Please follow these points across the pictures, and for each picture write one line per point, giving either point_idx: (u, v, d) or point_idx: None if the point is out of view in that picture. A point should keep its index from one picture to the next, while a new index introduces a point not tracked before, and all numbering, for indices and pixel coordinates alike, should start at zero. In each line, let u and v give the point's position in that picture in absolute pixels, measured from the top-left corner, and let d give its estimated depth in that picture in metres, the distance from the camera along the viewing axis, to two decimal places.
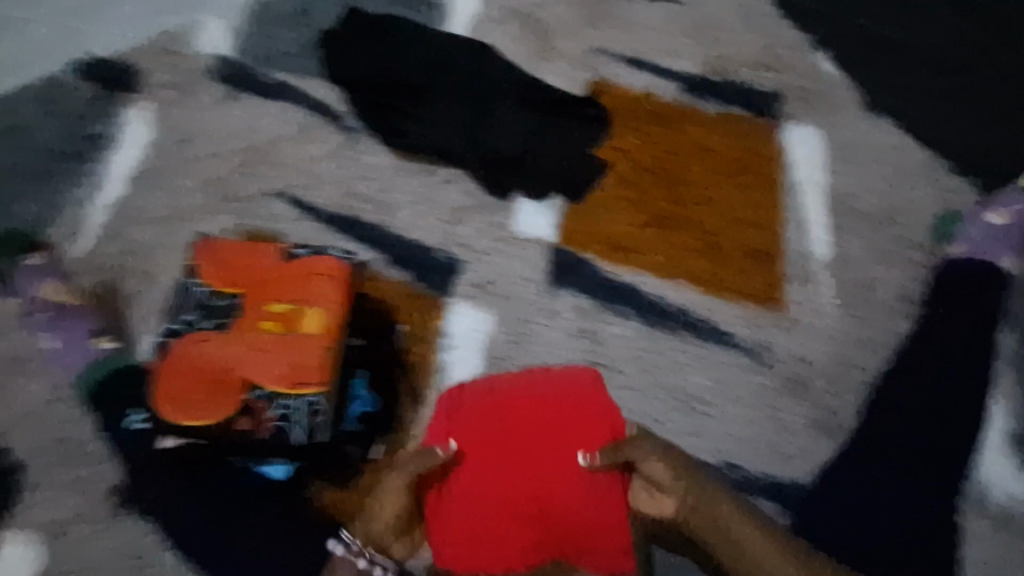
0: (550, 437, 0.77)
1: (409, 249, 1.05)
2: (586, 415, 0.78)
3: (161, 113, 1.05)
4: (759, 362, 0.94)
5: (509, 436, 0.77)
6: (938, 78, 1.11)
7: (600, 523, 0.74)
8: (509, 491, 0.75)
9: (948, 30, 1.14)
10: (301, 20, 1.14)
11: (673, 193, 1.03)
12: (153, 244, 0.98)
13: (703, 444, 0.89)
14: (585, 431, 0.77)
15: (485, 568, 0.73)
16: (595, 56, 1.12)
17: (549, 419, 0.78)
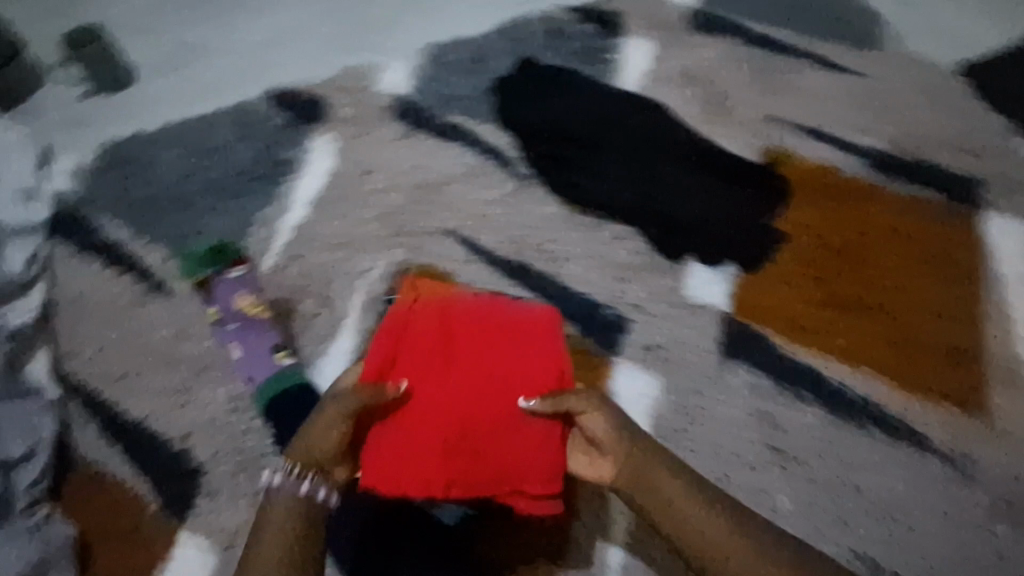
0: (503, 363, 0.77)
1: (578, 305, 0.95)
2: (549, 360, 0.78)
3: (343, 145, 1.13)
4: (959, 472, 0.84)
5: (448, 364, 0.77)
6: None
7: (523, 459, 0.76)
8: (448, 430, 0.76)
9: None
10: (479, 67, 1.18)
11: (862, 274, 0.96)
12: (335, 273, 1.01)
13: (902, 555, 0.81)
14: (527, 373, 0.77)
15: (409, 486, 0.75)
16: (771, 122, 1.11)
17: (506, 351, 0.77)
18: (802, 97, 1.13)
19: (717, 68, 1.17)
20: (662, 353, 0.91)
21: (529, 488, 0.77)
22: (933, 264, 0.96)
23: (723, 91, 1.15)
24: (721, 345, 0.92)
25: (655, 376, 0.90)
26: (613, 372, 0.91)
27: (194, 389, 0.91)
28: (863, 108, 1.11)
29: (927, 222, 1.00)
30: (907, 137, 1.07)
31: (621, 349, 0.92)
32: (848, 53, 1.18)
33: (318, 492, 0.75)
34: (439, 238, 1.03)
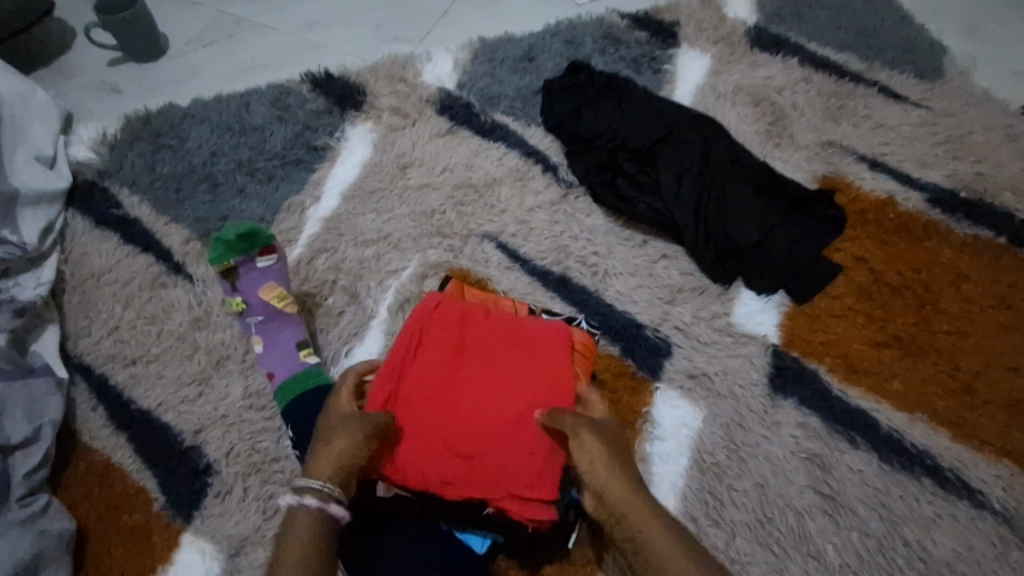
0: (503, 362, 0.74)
1: (619, 323, 0.91)
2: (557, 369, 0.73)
3: (384, 138, 1.10)
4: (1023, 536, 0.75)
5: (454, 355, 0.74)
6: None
7: (521, 470, 0.68)
8: (434, 420, 0.71)
9: None
10: (527, 66, 1.19)
11: (920, 315, 0.90)
12: (368, 270, 0.96)
13: None
14: (529, 383, 0.72)
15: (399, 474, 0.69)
16: (828, 149, 1.08)
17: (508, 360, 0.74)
18: (859, 125, 1.10)
19: (774, 89, 1.15)
20: (705, 381, 0.86)
21: (521, 491, 0.67)
22: (997, 310, 0.90)
23: (779, 112, 1.12)
24: (769, 378, 0.86)
25: (697, 406, 0.84)
26: (654, 399, 0.85)
27: (211, 381, 0.86)
28: (925, 142, 1.07)
29: (990, 266, 0.94)
30: (972, 175, 1.03)
31: (663, 374, 0.86)
32: (910, 84, 1.15)
33: (338, 511, 0.64)
34: (477, 242, 0.99)
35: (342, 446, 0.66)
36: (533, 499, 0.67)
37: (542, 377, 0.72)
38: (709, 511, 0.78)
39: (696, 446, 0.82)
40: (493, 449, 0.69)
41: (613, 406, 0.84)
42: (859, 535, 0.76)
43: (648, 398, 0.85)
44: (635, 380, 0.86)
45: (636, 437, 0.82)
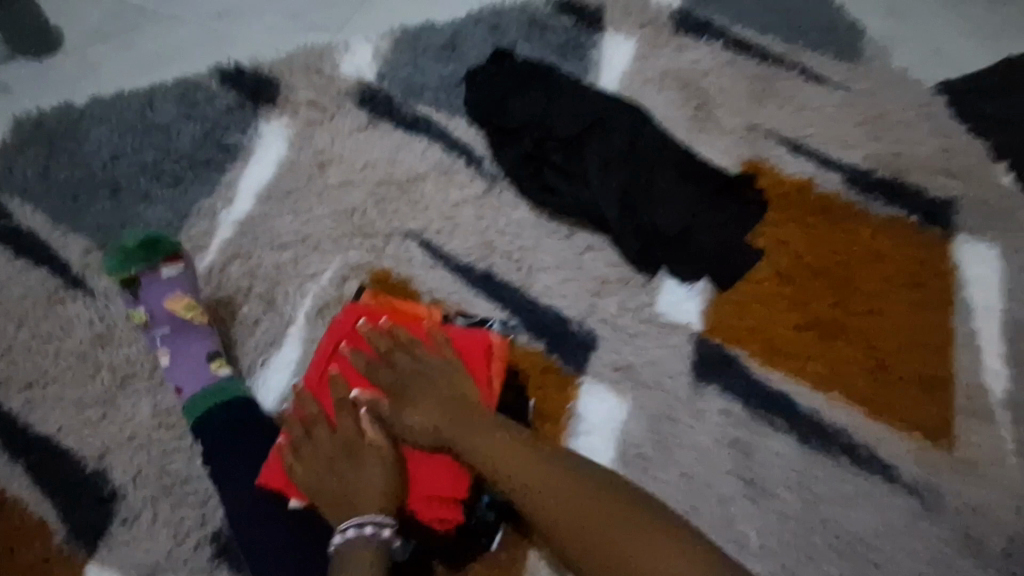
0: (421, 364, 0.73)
1: (544, 318, 0.89)
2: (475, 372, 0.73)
3: (299, 134, 1.06)
4: (928, 506, 0.78)
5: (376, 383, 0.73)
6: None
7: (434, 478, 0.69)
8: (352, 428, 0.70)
9: None
10: (450, 55, 1.15)
11: (839, 297, 0.91)
12: (286, 274, 0.92)
13: None
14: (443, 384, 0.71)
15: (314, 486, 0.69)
16: (754, 133, 1.07)
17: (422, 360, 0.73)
18: (784, 106, 1.09)
19: (700, 73, 1.14)
20: (630, 373, 0.85)
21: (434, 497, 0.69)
22: (911, 289, 0.92)
23: (707, 96, 1.11)
24: (693, 367, 0.86)
25: (621, 398, 0.84)
26: (578, 393, 0.84)
27: (116, 401, 0.81)
28: (846, 122, 1.08)
29: (902, 243, 0.96)
30: (890, 154, 1.04)
31: (589, 368, 0.86)
32: (830, 65, 1.16)
33: (381, 531, 0.66)
34: (400, 241, 0.96)
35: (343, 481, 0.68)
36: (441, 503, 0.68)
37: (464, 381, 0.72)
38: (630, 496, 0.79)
39: (621, 439, 0.82)
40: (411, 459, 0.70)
41: (537, 401, 0.83)
42: (780, 518, 0.78)
43: (572, 392, 0.84)
44: (558, 374, 0.85)
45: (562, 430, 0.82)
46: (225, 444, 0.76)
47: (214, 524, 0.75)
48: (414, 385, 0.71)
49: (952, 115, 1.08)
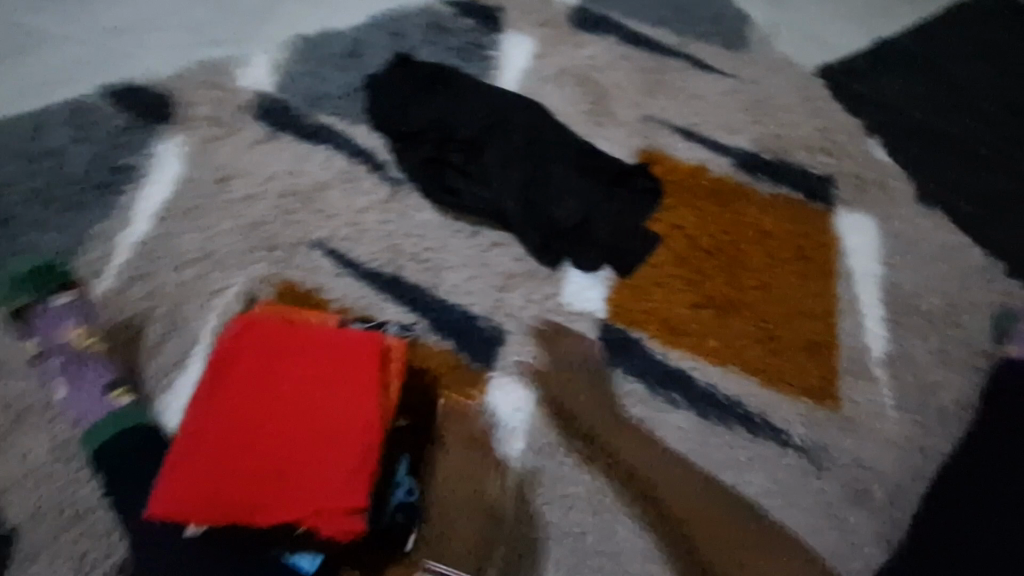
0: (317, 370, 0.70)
1: (452, 317, 0.92)
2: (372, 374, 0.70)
3: (199, 150, 1.04)
4: (815, 464, 0.83)
5: (265, 397, 0.69)
6: (990, 173, 1.08)
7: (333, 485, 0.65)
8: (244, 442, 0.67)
9: (992, 127, 1.13)
10: (352, 63, 1.15)
11: (731, 275, 0.96)
12: (190, 291, 0.91)
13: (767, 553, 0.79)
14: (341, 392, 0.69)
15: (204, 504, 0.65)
16: (648, 123, 1.12)
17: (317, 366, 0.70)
18: (676, 97, 1.16)
19: (597, 69, 1.18)
20: (537, 363, 0.89)
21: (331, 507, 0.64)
22: (796, 261, 0.98)
23: (603, 91, 1.16)
24: (597, 352, 0.90)
25: (528, 390, 0.86)
26: (488, 389, 0.86)
27: (12, 435, 0.79)
28: (733, 109, 1.14)
29: (787, 220, 1.02)
30: (772, 137, 1.11)
31: (497, 363, 0.88)
32: (719, 56, 1.22)
33: None
34: (306, 250, 0.96)
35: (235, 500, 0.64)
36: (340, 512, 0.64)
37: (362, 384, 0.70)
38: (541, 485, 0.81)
39: (530, 430, 0.84)
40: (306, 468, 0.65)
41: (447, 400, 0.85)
42: (684, 488, 0.82)
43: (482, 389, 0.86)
44: (468, 372, 0.87)
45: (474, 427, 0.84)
46: (126, 470, 0.77)
47: (116, 553, 0.74)
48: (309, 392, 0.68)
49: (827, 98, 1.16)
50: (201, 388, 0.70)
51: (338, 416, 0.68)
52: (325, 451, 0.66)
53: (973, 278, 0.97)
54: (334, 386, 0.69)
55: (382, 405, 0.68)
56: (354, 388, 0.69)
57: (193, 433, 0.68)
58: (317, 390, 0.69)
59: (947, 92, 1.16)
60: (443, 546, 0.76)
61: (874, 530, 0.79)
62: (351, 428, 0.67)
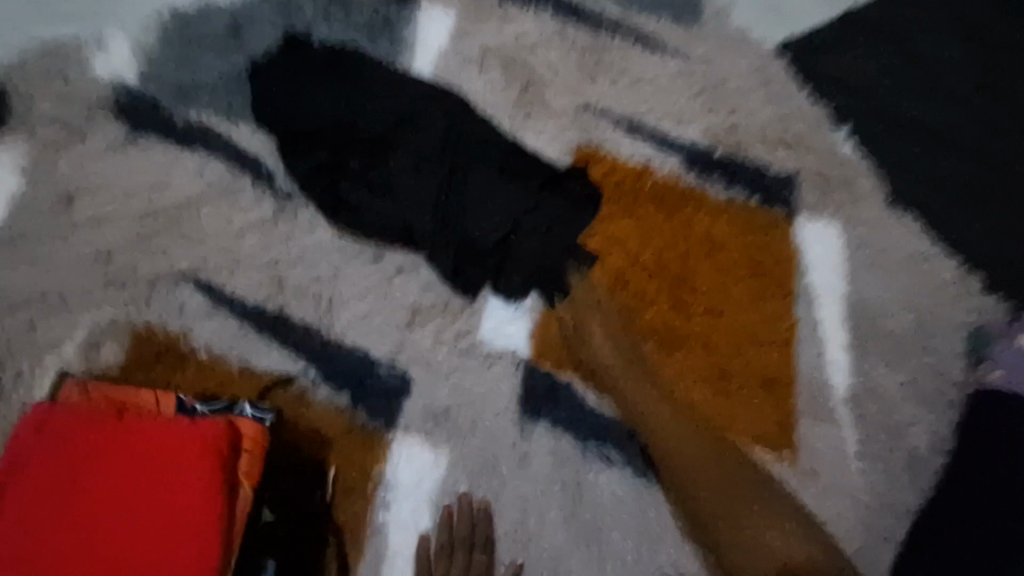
0: (125, 478, 0.54)
1: (347, 363, 0.77)
2: (203, 481, 0.54)
3: (37, 160, 0.85)
4: None
5: (69, 513, 0.53)
6: (971, 168, 0.95)
7: None
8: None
9: (980, 113, 0.97)
10: (230, 44, 0.94)
11: (676, 299, 0.84)
12: (28, 347, 0.76)
13: None
14: (160, 507, 0.53)
15: None
16: (585, 113, 0.97)
17: (128, 473, 0.54)
18: (618, 82, 0.99)
19: (527, 48, 1.00)
20: (447, 418, 0.75)
21: None
22: (750, 280, 0.85)
23: (534, 77, 0.98)
24: (518, 401, 0.77)
25: (436, 452, 0.74)
26: (389, 453, 0.73)
27: None
28: (683, 95, 0.98)
29: (743, 230, 0.89)
30: (727, 130, 0.96)
31: (400, 420, 0.75)
32: (671, 29, 1.03)
33: None
34: (170, 285, 0.80)
35: None
36: None
37: (189, 494, 0.54)
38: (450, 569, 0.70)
39: (437, 499, 0.72)
40: None
41: (338, 468, 0.72)
42: (614, 561, 0.72)
43: (382, 454, 0.73)
44: (365, 433, 0.74)
45: (369, 502, 0.71)
46: None
47: None
48: (117, 509, 0.53)
49: (794, 79, 1.00)
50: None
51: (164, 540, 0.52)
52: None
53: (945, 296, 0.86)
54: (160, 498, 0.53)
55: (223, 522, 0.54)
56: (186, 502, 0.53)
57: None
58: (138, 504, 0.53)
59: (930, 67, 1.00)
60: None
61: None
62: (180, 555, 0.52)
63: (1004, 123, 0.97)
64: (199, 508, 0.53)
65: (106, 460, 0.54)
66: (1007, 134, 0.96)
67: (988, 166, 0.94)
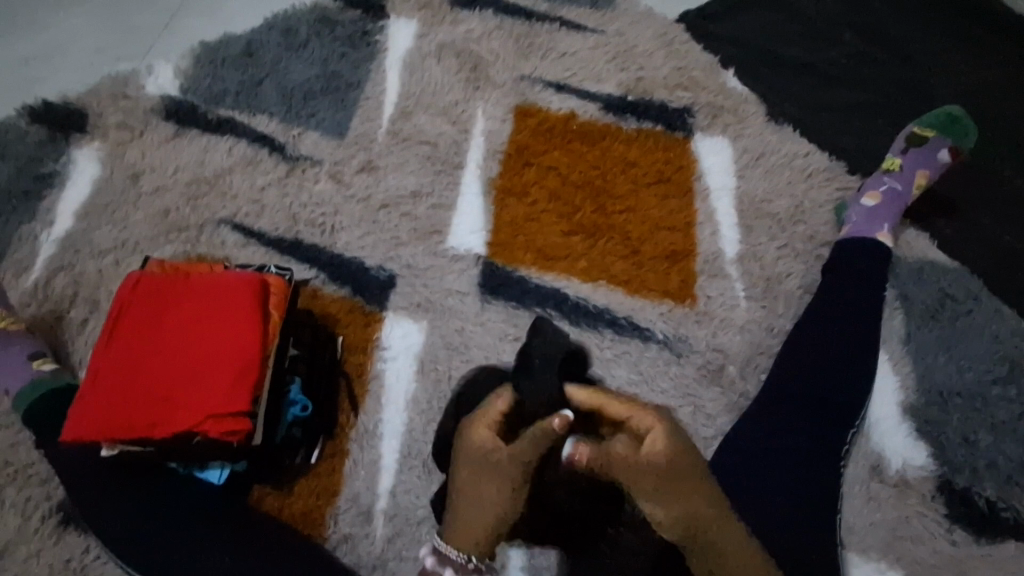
0: (197, 308, 0.82)
1: (347, 268, 1.02)
2: (246, 303, 0.82)
3: (109, 152, 1.13)
4: (674, 352, 0.96)
5: (162, 333, 0.81)
6: (839, 92, 1.15)
7: (216, 394, 0.77)
8: (140, 373, 0.79)
9: (849, 49, 1.19)
10: (247, 61, 1.21)
11: (598, 203, 1.07)
12: (113, 277, 1.02)
13: None
14: (220, 321, 0.81)
15: (107, 427, 0.75)
16: (521, 82, 1.19)
17: (198, 303, 0.82)
18: (548, 56, 1.21)
19: (474, 39, 1.23)
20: (424, 302, 0.99)
21: (216, 411, 0.76)
22: (656, 186, 1.08)
23: (479, 59, 1.21)
24: (478, 286, 1.00)
25: (418, 322, 0.98)
26: (383, 325, 0.98)
27: None
28: (601, 61, 1.20)
29: (652, 149, 1.12)
30: (635, 81, 1.18)
31: (390, 305, 0.99)
32: (586, 14, 1.26)
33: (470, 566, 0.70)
34: (214, 228, 1.06)
35: (135, 417, 0.76)
36: (225, 415, 0.76)
37: (239, 313, 0.82)
38: (432, 400, 0.93)
39: (421, 354, 0.96)
40: (193, 384, 0.77)
41: (347, 337, 0.97)
42: None
43: (378, 327, 0.98)
44: (364, 313, 0.98)
45: (369, 359, 0.95)
46: (49, 435, 0.85)
47: (58, 497, 0.86)
48: (194, 325, 0.81)
49: (693, 37, 1.23)
50: (106, 334, 0.82)
51: (224, 342, 0.80)
52: (209, 371, 0.78)
53: (816, 181, 1.07)
54: (220, 321, 0.81)
55: (261, 330, 0.81)
56: (237, 319, 0.81)
57: (97, 375, 0.79)
58: (205, 326, 0.81)
59: (802, 19, 1.23)
60: (344, 458, 0.90)
61: (723, 402, 0.93)
62: (234, 351, 0.79)
63: (869, 54, 1.18)
64: (246, 319, 0.81)
65: (183, 301, 0.83)
66: (870, 66, 1.17)
67: (859, 89, 1.15)
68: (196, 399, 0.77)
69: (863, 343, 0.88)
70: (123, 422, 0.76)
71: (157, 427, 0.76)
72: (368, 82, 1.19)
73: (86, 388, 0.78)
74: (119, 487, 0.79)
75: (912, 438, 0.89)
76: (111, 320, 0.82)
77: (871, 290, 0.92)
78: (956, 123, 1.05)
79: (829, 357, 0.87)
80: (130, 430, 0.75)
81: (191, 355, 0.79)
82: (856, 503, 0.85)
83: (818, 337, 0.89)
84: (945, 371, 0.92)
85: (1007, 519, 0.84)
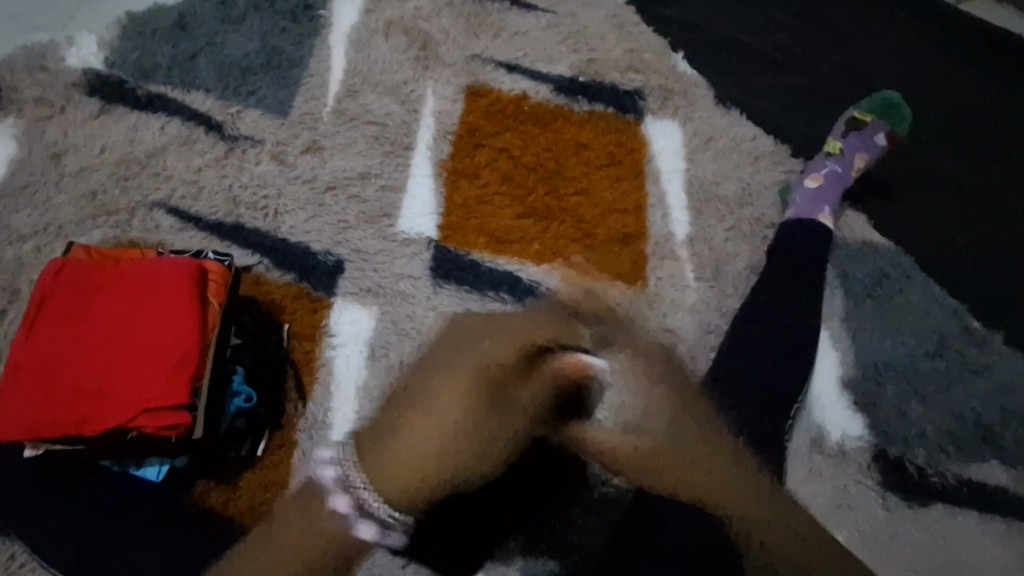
0: (128, 296, 0.78)
1: (292, 253, 0.98)
2: (184, 290, 0.78)
3: (27, 129, 1.05)
4: None
5: (89, 326, 0.76)
6: (785, 78, 1.18)
7: (151, 388, 0.73)
8: (65, 367, 0.74)
9: (794, 35, 1.21)
10: (179, 33, 1.14)
11: (550, 184, 1.06)
12: (34, 264, 0.95)
13: None
14: (154, 309, 0.77)
15: (29, 426, 0.71)
16: (472, 62, 1.16)
17: (129, 291, 0.78)
18: (499, 35, 1.19)
19: (423, 16, 1.19)
20: (374, 288, 0.97)
21: (152, 405, 0.72)
22: (608, 167, 1.08)
23: (427, 37, 1.17)
24: (430, 271, 0.98)
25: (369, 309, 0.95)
26: (331, 311, 0.95)
27: None
28: (552, 42, 1.18)
29: (606, 129, 1.12)
30: (586, 62, 1.17)
31: (339, 291, 0.96)
32: None
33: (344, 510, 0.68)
34: (147, 212, 1.00)
35: (60, 414, 0.72)
36: (161, 407, 0.72)
37: (176, 300, 0.77)
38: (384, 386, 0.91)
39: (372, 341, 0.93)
40: (126, 377, 0.73)
41: (295, 325, 0.93)
42: None
43: (327, 314, 0.94)
44: (311, 299, 0.95)
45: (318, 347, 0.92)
46: None
47: None
48: (125, 315, 0.77)
49: (645, 19, 1.22)
50: (27, 325, 0.76)
51: (160, 332, 0.76)
52: (142, 364, 0.74)
53: (763, 165, 1.09)
54: (155, 309, 0.77)
55: (199, 318, 0.77)
56: (173, 306, 0.77)
57: (17, 370, 0.74)
58: (137, 314, 0.77)
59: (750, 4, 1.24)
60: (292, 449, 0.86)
61: None
62: (170, 341, 0.75)
63: (813, 40, 1.21)
64: (183, 307, 0.77)
65: (113, 291, 0.78)
66: (814, 52, 1.20)
67: (802, 75, 1.18)
68: (129, 394, 0.73)
69: (805, 321, 0.91)
70: (48, 423, 0.71)
71: (87, 424, 0.72)
72: (312, 59, 1.14)
73: (6, 385, 0.73)
74: (61, 486, 0.78)
75: (851, 411, 0.92)
76: (31, 311, 0.77)
77: (814, 270, 0.95)
78: (894, 108, 1.09)
79: (775, 337, 0.89)
80: (56, 429, 0.71)
81: (122, 350, 0.75)
82: (800, 476, 0.89)
83: (764, 318, 0.91)
84: (881, 346, 0.96)
85: (934, 485, 0.90)
